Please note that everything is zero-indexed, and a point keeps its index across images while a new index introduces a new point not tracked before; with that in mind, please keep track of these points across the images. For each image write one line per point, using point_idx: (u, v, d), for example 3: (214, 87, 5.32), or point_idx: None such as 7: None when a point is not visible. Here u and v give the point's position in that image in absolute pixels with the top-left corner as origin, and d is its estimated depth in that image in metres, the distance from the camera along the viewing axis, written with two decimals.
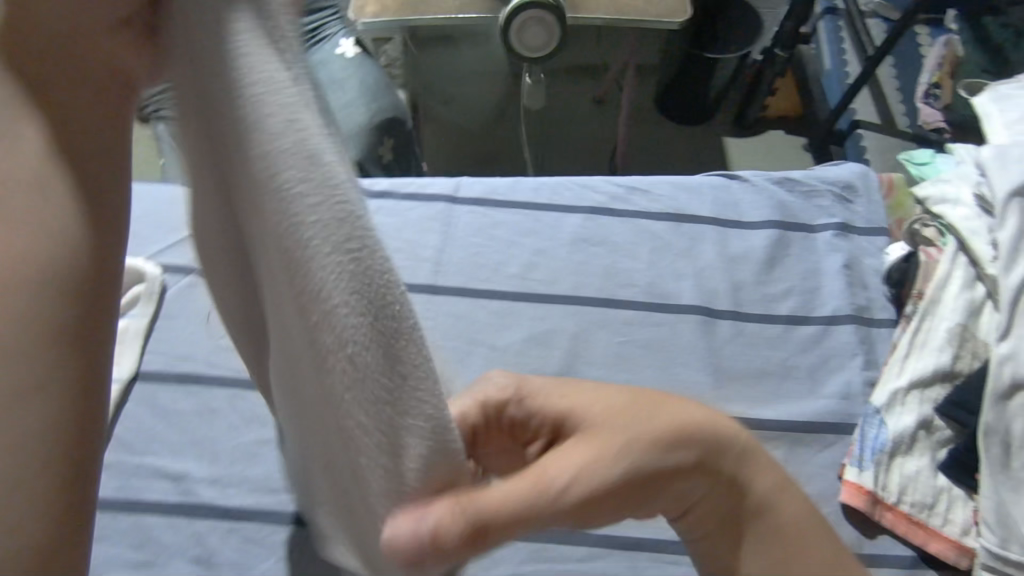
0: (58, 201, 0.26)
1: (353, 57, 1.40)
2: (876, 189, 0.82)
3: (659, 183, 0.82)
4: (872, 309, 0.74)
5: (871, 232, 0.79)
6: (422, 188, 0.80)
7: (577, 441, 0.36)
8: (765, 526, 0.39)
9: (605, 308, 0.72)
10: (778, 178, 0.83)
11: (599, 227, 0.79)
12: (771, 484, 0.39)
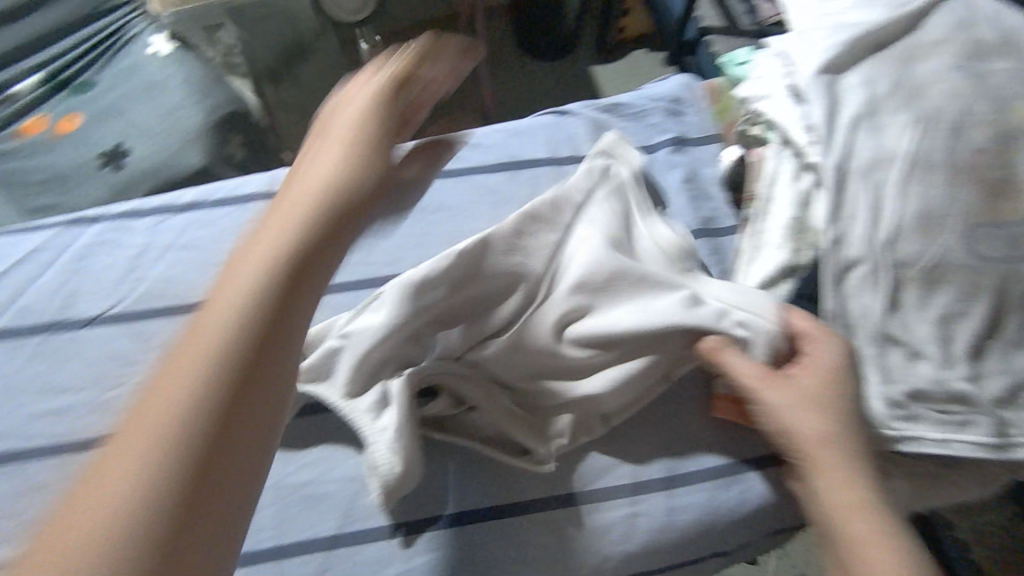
0: (184, 449, 0.34)
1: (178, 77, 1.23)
2: (701, 99, 0.81)
3: (490, 133, 0.78)
4: (717, 219, 0.74)
5: (705, 141, 0.79)
6: (236, 190, 0.73)
7: (751, 371, 0.56)
8: (826, 495, 0.50)
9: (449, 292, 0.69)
10: (606, 106, 0.80)
11: (435, 192, 0.74)
12: (846, 481, 0.50)
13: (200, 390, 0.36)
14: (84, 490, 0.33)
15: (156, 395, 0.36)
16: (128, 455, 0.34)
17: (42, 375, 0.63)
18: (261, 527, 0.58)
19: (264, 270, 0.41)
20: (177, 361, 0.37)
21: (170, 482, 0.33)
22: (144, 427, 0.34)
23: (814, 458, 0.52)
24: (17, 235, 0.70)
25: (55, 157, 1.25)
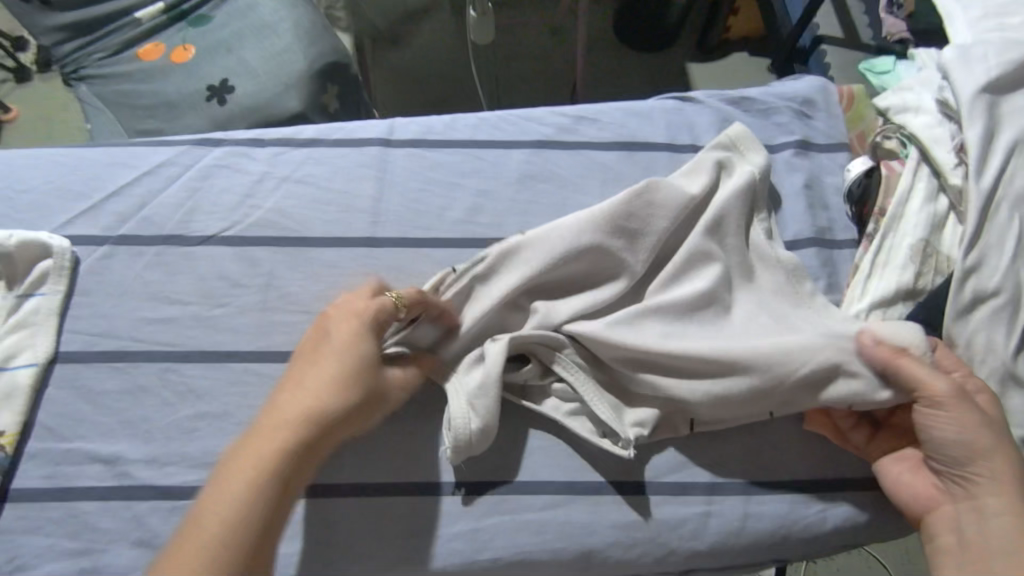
0: (267, 469, 0.49)
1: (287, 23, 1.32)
2: (833, 103, 0.77)
3: (608, 110, 0.77)
4: (834, 231, 0.71)
5: (832, 148, 0.75)
6: (353, 134, 0.75)
7: (917, 365, 0.55)
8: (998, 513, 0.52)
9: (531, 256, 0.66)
10: (733, 98, 0.78)
11: (545, 162, 0.74)
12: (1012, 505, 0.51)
13: (296, 436, 0.51)
14: (190, 523, 0.47)
15: (259, 437, 0.51)
16: (234, 485, 0.48)
17: (156, 283, 0.66)
18: (341, 461, 0.59)
19: (347, 349, 0.55)
20: (244, 455, 0.50)
21: (250, 511, 0.48)
22: (251, 468, 0.49)
23: (991, 478, 0.52)
24: (148, 147, 0.74)
25: (170, 86, 1.31)
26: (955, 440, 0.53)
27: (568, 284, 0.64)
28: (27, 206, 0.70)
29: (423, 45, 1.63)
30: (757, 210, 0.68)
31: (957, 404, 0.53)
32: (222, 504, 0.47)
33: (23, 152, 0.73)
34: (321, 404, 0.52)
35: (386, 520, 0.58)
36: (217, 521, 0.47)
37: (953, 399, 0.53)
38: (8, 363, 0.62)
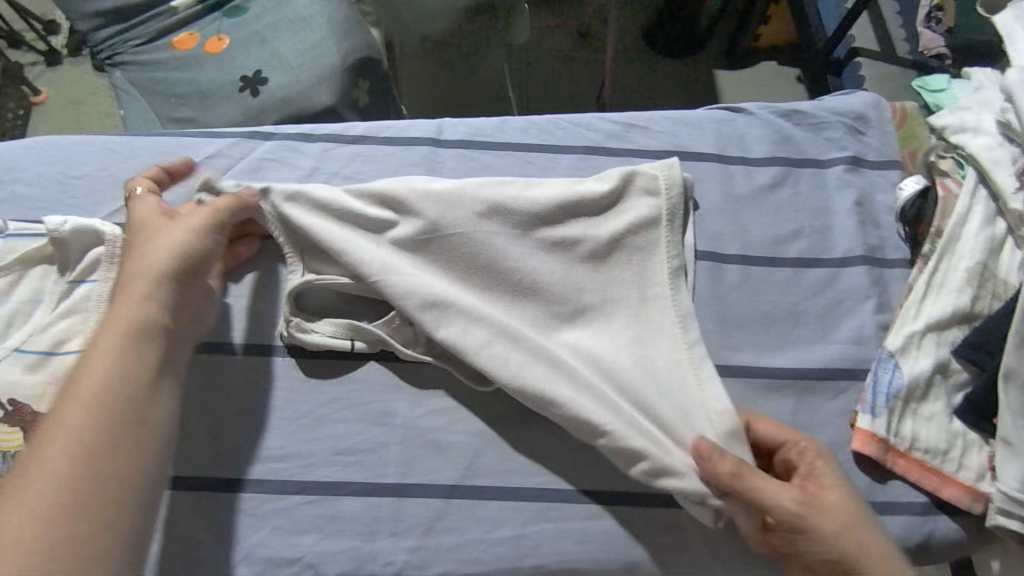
0: (109, 367, 0.48)
1: (322, 17, 1.32)
2: (887, 120, 0.77)
3: (657, 119, 0.76)
4: (884, 249, 0.70)
5: (884, 165, 0.74)
6: (402, 132, 0.75)
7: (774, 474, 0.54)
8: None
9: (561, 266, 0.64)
10: (785, 111, 0.77)
11: (594, 169, 0.73)
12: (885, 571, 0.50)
13: (138, 317, 0.50)
14: (65, 394, 0.46)
15: (119, 299, 0.52)
16: (101, 349, 0.49)
17: None
18: (385, 460, 0.59)
19: (204, 241, 0.57)
20: (101, 344, 0.49)
21: (91, 422, 0.45)
22: (109, 362, 0.48)
23: (875, 570, 0.50)
24: (199, 137, 0.74)
25: (203, 75, 1.32)
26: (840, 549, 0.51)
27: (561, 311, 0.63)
28: (78, 192, 0.70)
29: (455, 44, 1.62)
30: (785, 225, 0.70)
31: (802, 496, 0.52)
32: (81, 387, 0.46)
33: (77, 139, 0.74)
34: (148, 307, 0.51)
35: (428, 523, 0.57)
36: (83, 391, 0.46)
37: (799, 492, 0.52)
38: (58, 348, 0.62)
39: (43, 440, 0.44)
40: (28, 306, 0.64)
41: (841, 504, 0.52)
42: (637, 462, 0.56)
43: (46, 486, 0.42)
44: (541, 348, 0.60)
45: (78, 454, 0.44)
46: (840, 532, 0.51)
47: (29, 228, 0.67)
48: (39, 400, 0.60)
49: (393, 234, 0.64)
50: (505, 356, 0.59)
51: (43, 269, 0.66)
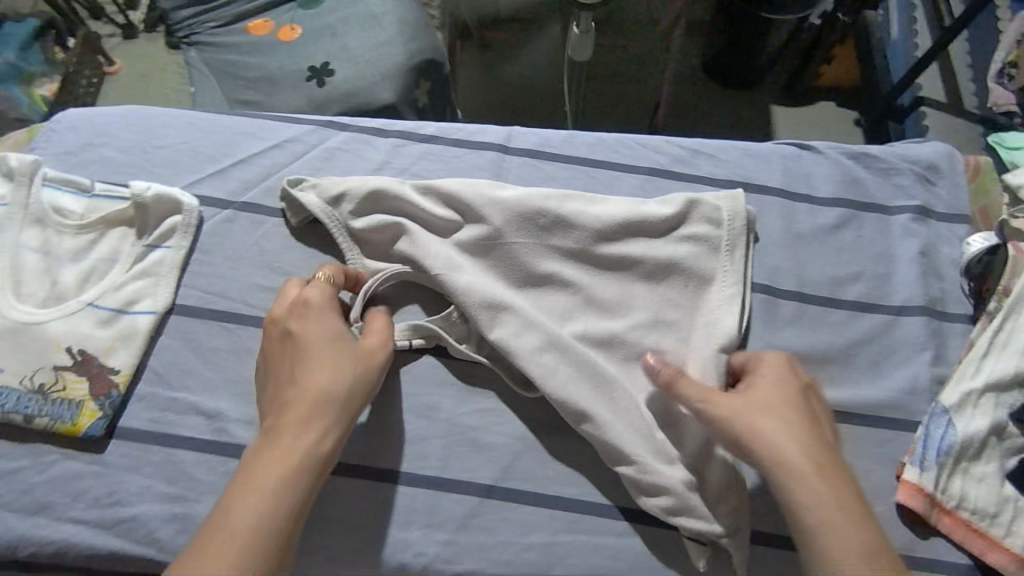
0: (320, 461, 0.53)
1: (393, 17, 1.35)
2: (960, 173, 0.76)
3: (725, 148, 0.77)
4: (945, 302, 0.69)
5: (953, 218, 0.73)
6: (473, 135, 0.76)
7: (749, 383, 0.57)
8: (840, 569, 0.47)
9: (606, 282, 0.65)
10: (856, 152, 0.77)
11: (657, 191, 0.74)
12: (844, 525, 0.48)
13: (343, 398, 0.55)
14: (276, 445, 0.51)
15: (311, 381, 0.54)
16: (308, 427, 0.53)
17: (271, 253, 0.69)
18: (427, 453, 0.60)
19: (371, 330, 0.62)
20: (318, 399, 0.54)
21: (297, 488, 0.50)
22: (326, 417, 0.54)
23: (780, 449, 0.51)
24: (278, 121, 0.77)
25: (274, 62, 1.36)
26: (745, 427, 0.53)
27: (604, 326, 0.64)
28: (161, 161, 0.73)
29: (515, 55, 1.64)
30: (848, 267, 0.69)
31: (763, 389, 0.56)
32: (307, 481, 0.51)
33: (163, 111, 0.77)
34: (351, 382, 0.56)
35: (463, 519, 0.58)
36: (296, 448, 0.51)
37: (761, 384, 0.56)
38: (128, 307, 0.65)
39: (264, 482, 0.49)
40: (105, 264, 0.67)
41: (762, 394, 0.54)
42: (656, 496, 0.56)
43: (259, 518, 0.48)
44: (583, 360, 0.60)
45: (282, 502, 0.49)
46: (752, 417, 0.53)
47: (114, 190, 0.70)
48: (107, 353, 0.63)
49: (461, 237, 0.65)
50: (553, 368, 0.60)
51: (122, 230, 0.69)
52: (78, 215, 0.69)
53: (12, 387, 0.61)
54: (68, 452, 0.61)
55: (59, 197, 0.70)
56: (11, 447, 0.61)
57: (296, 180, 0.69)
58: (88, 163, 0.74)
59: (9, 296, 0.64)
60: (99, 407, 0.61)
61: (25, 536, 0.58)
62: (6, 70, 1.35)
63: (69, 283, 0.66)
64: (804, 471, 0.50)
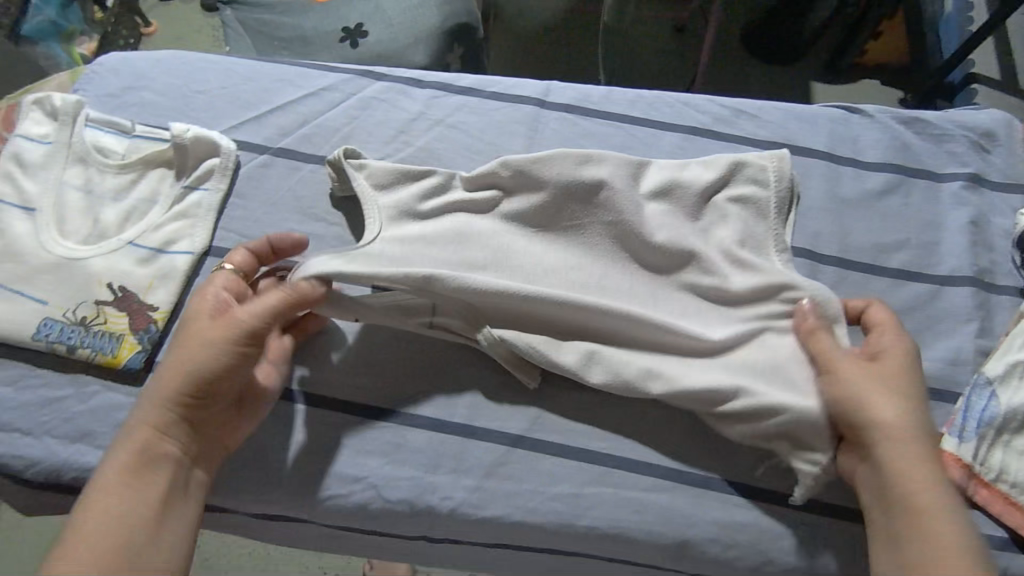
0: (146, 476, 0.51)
1: None
2: (1018, 141, 0.72)
3: (769, 109, 0.74)
4: (994, 274, 0.67)
5: (1007, 188, 0.70)
6: (510, 88, 0.75)
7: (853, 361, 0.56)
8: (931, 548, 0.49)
9: (636, 246, 0.63)
10: (907, 117, 0.74)
11: (697, 150, 0.72)
12: (949, 515, 0.50)
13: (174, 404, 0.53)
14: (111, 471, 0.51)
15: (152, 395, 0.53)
16: (134, 445, 0.52)
17: (306, 199, 0.69)
18: (456, 400, 0.61)
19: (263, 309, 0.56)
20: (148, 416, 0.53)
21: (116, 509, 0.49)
22: (151, 431, 0.52)
23: (885, 446, 0.52)
24: (316, 69, 0.76)
25: (309, 22, 1.35)
26: (906, 418, 0.53)
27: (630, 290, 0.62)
28: (200, 106, 0.74)
29: (551, 23, 1.61)
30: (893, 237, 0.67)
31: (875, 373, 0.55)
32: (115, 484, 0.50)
33: (203, 57, 0.77)
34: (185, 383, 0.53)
35: (489, 466, 0.59)
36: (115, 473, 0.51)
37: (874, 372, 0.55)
38: (167, 247, 0.66)
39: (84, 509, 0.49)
40: (145, 204, 0.68)
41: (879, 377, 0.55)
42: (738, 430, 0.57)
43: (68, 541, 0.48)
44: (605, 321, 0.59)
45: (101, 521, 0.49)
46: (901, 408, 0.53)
47: (154, 132, 0.71)
48: (146, 291, 0.64)
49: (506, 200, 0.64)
50: (581, 342, 0.60)
51: (162, 171, 0.70)
52: (120, 155, 0.70)
53: (56, 319, 0.63)
54: (108, 384, 0.62)
55: (101, 137, 0.71)
56: (53, 376, 0.63)
57: (353, 152, 0.66)
58: (130, 106, 0.74)
59: (53, 231, 0.66)
60: (138, 341, 0.63)
61: (67, 463, 0.60)
62: (49, 27, 1.24)
63: (110, 221, 0.67)
64: (900, 463, 0.52)
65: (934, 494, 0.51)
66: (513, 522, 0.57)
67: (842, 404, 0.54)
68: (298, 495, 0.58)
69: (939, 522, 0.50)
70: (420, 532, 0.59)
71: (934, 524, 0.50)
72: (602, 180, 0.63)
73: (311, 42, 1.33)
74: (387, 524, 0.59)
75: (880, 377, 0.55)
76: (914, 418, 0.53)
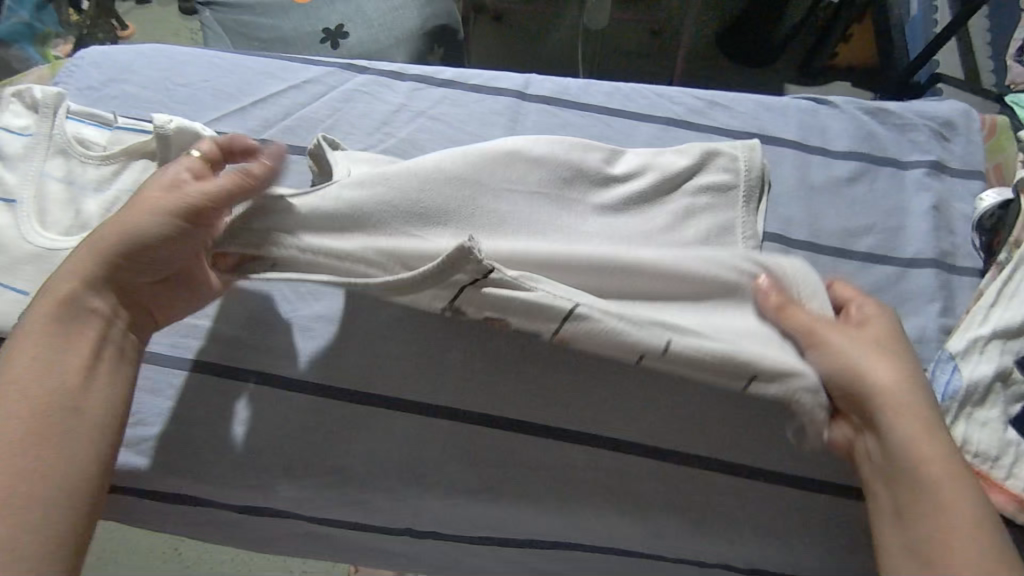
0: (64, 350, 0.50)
1: None
2: (977, 131, 0.76)
3: (741, 100, 0.77)
4: (955, 256, 0.70)
5: (967, 174, 0.74)
6: (491, 81, 0.77)
7: (835, 333, 0.54)
8: (933, 512, 0.50)
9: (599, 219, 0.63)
10: (872, 108, 0.77)
11: (672, 139, 0.75)
12: (956, 479, 0.50)
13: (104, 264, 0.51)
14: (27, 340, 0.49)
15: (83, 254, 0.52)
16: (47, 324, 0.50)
17: (290, 190, 0.70)
18: (437, 383, 0.61)
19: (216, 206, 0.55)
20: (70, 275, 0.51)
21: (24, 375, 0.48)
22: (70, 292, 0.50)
23: (887, 411, 0.52)
24: (298, 63, 0.77)
25: (289, 23, 1.35)
26: (892, 384, 0.52)
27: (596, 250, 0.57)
28: (182, 99, 0.74)
29: (529, 25, 1.62)
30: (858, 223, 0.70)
31: (855, 341, 0.54)
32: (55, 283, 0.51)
33: (185, 51, 0.78)
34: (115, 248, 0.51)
35: (474, 448, 0.60)
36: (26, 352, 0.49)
37: (854, 341, 0.54)
38: None
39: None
40: (128, 195, 0.69)
41: (863, 342, 0.55)
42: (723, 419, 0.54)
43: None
44: (566, 280, 0.55)
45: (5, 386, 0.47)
46: (888, 375, 0.53)
47: (137, 124, 0.71)
48: None
49: (479, 153, 0.61)
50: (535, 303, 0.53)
51: (145, 163, 0.70)
52: (102, 147, 0.70)
53: None
54: None
55: (82, 129, 0.71)
56: None
57: (334, 142, 0.67)
58: (111, 99, 0.75)
59: (34, 222, 0.66)
60: None
61: None
62: (23, 28, 1.23)
63: (92, 212, 0.67)
64: (909, 431, 0.51)
65: (940, 457, 0.51)
66: (498, 502, 0.59)
67: (829, 372, 0.53)
68: (285, 480, 0.59)
69: (943, 491, 0.50)
70: (406, 514, 0.60)
71: (942, 493, 0.50)
72: (583, 160, 0.64)
73: (291, 43, 1.34)
74: (374, 506, 0.60)
75: (866, 345, 0.54)
76: (908, 386, 0.53)
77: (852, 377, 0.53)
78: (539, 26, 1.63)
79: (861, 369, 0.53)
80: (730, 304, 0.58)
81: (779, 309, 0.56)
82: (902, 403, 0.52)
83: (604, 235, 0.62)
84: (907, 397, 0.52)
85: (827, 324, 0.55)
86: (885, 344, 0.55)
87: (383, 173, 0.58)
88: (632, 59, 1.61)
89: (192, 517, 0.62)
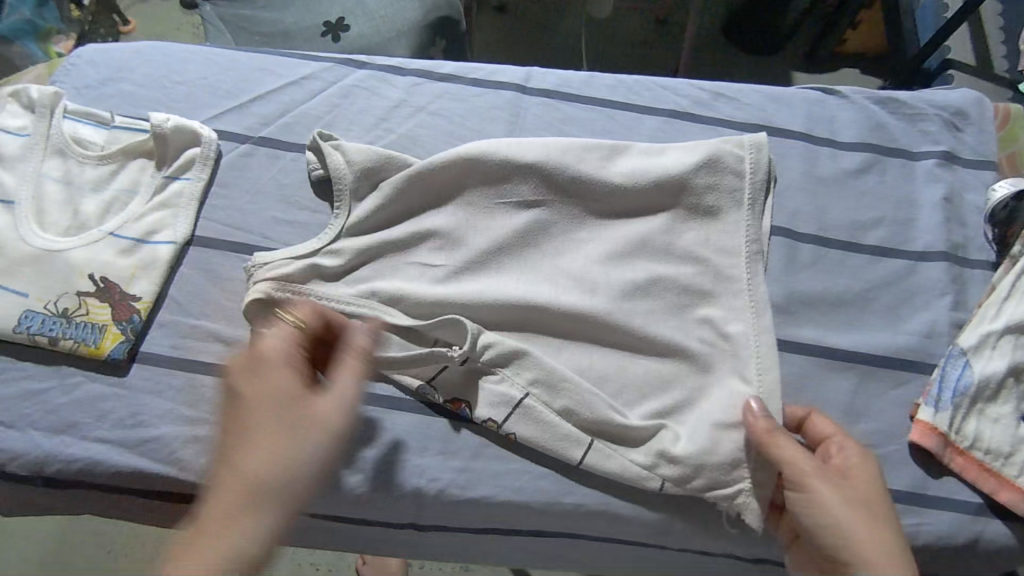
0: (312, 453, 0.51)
1: None
2: (990, 120, 0.74)
3: (747, 92, 0.75)
4: (968, 249, 0.68)
5: (980, 164, 0.72)
6: (492, 75, 0.76)
7: (814, 477, 0.53)
8: None
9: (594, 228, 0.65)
10: (881, 97, 0.75)
11: (677, 132, 0.73)
12: None
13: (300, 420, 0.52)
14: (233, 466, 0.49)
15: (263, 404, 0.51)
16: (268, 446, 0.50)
17: (289, 188, 0.69)
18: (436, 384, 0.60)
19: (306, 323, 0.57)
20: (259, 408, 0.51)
21: (239, 512, 0.48)
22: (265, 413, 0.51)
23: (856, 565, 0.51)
24: (296, 58, 0.76)
25: (289, 17, 1.34)
26: (857, 539, 0.51)
27: (583, 281, 0.63)
28: (180, 97, 0.74)
29: (534, 16, 1.60)
30: (867, 216, 0.69)
31: (829, 488, 0.52)
32: (251, 460, 0.49)
33: (182, 47, 0.77)
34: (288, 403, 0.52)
35: (476, 448, 0.59)
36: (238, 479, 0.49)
37: (828, 486, 0.52)
38: (149, 237, 0.66)
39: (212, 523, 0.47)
40: (126, 195, 0.68)
41: (850, 491, 0.53)
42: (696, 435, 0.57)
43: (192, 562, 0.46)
44: (551, 315, 0.61)
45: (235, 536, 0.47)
46: (861, 528, 0.51)
47: (134, 123, 0.71)
48: (129, 281, 0.64)
49: (466, 176, 0.65)
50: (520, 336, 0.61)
51: (143, 162, 0.69)
52: (100, 147, 0.70)
53: (37, 311, 0.63)
54: (92, 375, 0.62)
55: (79, 128, 0.70)
56: (36, 369, 0.62)
57: (329, 134, 0.67)
58: (108, 97, 0.74)
59: (32, 223, 0.65)
60: (121, 331, 0.62)
61: (51, 455, 0.59)
62: (24, 25, 1.22)
63: (90, 213, 0.67)
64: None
65: None
66: (501, 502, 0.58)
67: (811, 523, 0.53)
68: None
69: None
70: (407, 515, 0.60)
71: None
72: (581, 166, 0.65)
73: (292, 36, 1.32)
74: (376, 507, 0.59)
75: (849, 494, 0.52)
76: (886, 541, 0.51)
77: (820, 524, 0.52)
78: (544, 16, 1.60)
79: (832, 519, 0.52)
80: (710, 323, 0.61)
81: (764, 445, 0.55)
82: (871, 558, 0.50)
83: (597, 245, 0.64)
84: (885, 547, 0.50)
85: (808, 470, 0.53)
86: (871, 496, 0.53)
87: (382, 210, 0.64)
88: (638, 49, 1.59)
89: (195, 517, 0.62)
